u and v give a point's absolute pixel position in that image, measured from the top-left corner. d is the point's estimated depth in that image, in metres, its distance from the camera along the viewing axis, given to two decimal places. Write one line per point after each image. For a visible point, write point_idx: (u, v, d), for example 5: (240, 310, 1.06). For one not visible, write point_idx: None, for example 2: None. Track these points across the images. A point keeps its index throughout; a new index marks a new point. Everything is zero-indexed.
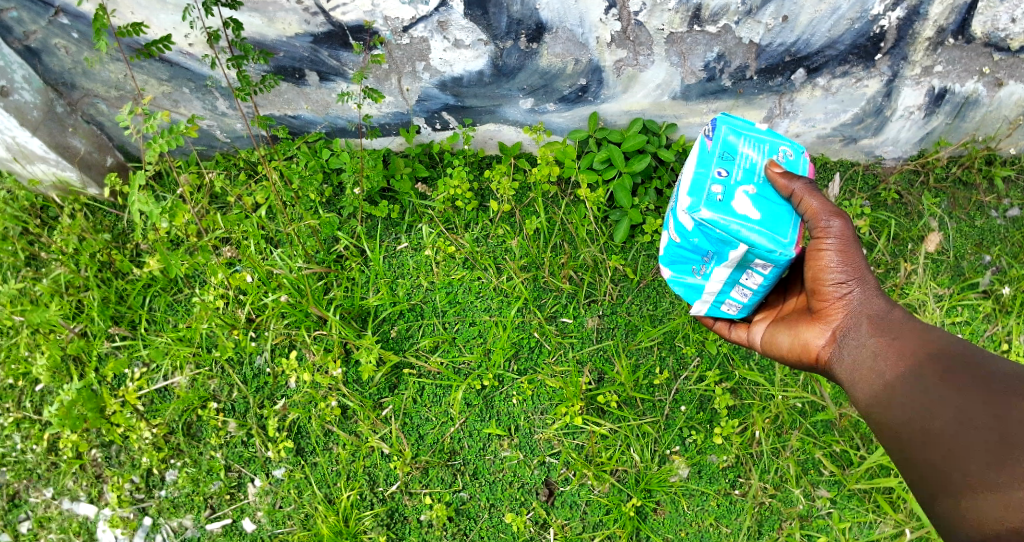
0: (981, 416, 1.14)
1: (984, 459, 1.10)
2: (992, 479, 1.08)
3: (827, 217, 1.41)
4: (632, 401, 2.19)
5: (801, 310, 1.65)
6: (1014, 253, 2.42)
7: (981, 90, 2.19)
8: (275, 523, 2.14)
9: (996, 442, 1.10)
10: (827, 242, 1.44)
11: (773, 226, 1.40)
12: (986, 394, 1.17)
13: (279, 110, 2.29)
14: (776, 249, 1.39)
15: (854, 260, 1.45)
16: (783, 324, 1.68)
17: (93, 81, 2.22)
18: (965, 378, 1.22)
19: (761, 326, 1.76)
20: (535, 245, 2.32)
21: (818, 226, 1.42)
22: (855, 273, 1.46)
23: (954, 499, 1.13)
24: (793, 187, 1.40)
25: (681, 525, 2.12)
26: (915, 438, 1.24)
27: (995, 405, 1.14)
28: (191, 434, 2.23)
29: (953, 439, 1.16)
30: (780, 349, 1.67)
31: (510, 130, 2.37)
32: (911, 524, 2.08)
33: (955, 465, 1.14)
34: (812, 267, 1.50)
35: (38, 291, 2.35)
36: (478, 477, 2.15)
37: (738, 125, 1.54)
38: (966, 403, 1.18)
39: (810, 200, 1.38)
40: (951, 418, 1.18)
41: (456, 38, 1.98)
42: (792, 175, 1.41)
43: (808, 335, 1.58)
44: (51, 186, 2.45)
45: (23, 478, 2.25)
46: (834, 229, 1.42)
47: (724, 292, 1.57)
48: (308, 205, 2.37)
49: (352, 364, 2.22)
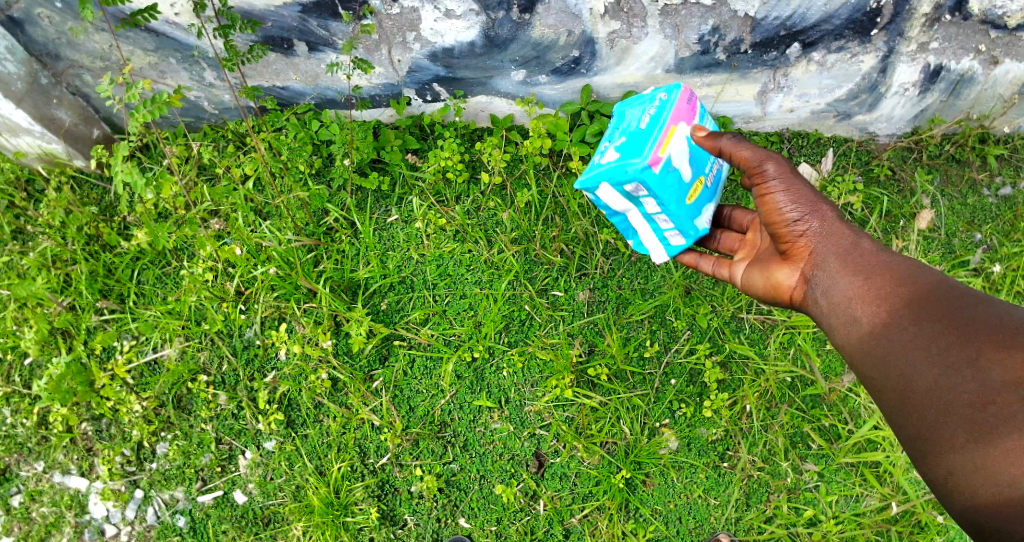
0: (964, 380, 1.11)
1: (970, 428, 1.08)
2: (983, 457, 1.05)
3: (760, 163, 1.43)
4: (622, 374, 2.20)
5: (772, 248, 1.60)
6: (1005, 232, 2.43)
7: (977, 68, 2.17)
8: (267, 494, 2.16)
9: (980, 412, 1.08)
10: (768, 184, 1.44)
11: (628, 153, 1.37)
12: (969, 351, 1.13)
13: (267, 81, 2.26)
14: (629, 171, 1.35)
15: (803, 200, 1.43)
16: (757, 264, 1.62)
17: (78, 52, 2.18)
18: (943, 328, 1.19)
19: (741, 267, 1.69)
20: (526, 217, 2.30)
21: (751, 173, 1.46)
22: (811, 212, 1.43)
23: (944, 472, 1.12)
24: (719, 145, 1.45)
25: (670, 497, 2.14)
26: (897, 398, 1.22)
27: (979, 367, 1.11)
28: (181, 407, 2.23)
29: (938, 401, 1.14)
30: (755, 290, 1.63)
31: (502, 102, 2.35)
32: (896, 498, 2.12)
33: (942, 437, 1.12)
34: (764, 210, 1.47)
35: (25, 264, 2.33)
36: (469, 448, 2.16)
37: (632, 102, 1.52)
38: (951, 362, 1.14)
39: (739, 152, 1.42)
40: (936, 380, 1.15)
41: (447, 9, 1.95)
42: (713, 135, 1.45)
43: (778, 274, 1.54)
44: (37, 159, 2.41)
45: (13, 452, 2.24)
46: (770, 172, 1.43)
47: (656, 226, 1.57)
48: (297, 177, 2.33)
49: (342, 336, 2.21)
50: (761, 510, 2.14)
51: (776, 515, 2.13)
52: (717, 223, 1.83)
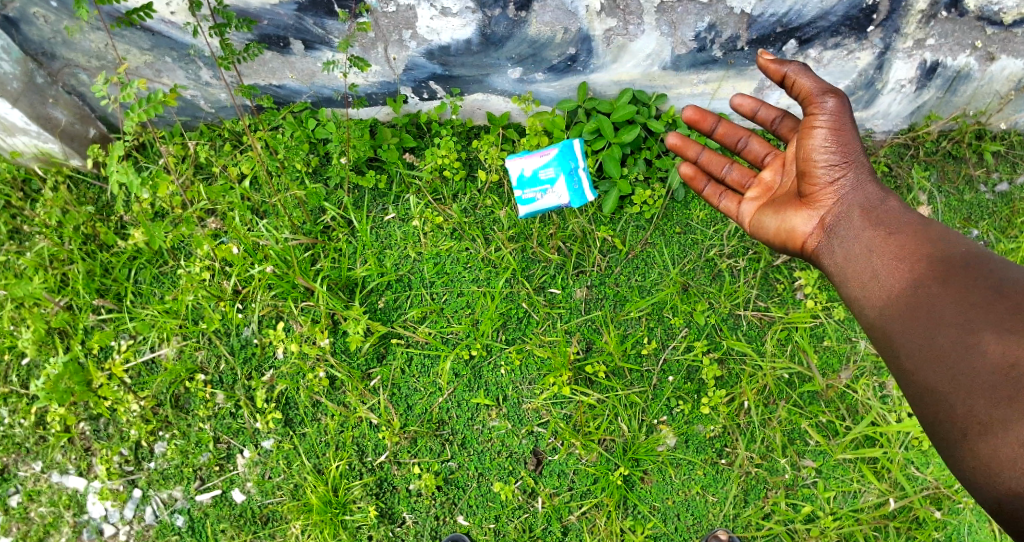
0: (984, 336, 1.31)
1: (995, 395, 1.25)
2: (1004, 416, 1.22)
3: (821, 96, 1.58)
4: (620, 371, 2.20)
5: (789, 194, 1.77)
6: (1002, 227, 2.43)
7: (973, 65, 2.19)
8: (265, 493, 2.16)
9: (1003, 374, 1.25)
10: (819, 119, 1.59)
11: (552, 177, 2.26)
12: (994, 312, 1.32)
13: (263, 79, 2.25)
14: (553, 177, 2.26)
15: (846, 144, 1.59)
16: (771, 207, 1.80)
17: (74, 51, 2.17)
18: (972, 290, 1.38)
19: (750, 206, 1.88)
20: (523, 215, 2.31)
21: (805, 104, 1.61)
22: (846, 159, 1.60)
23: (960, 431, 1.28)
24: (785, 71, 1.62)
25: (669, 494, 2.14)
26: (916, 354, 1.39)
27: (1004, 327, 1.29)
28: (179, 406, 2.23)
29: (960, 362, 1.31)
30: (766, 232, 1.80)
31: (498, 99, 2.34)
32: (894, 494, 2.13)
33: (961, 393, 1.29)
34: (804, 149, 1.63)
35: (22, 264, 2.33)
36: (467, 446, 2.16)
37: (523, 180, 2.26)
38: (970, 320, 1.34)
39: (803, 80, 1.59)
40: (960, 341, 1.33)
41: (443, 6, 1.96)
42: (783, 61, 1.62)
43: (795, 221, 1.71)
44: (34, 158, 2.41)
45: (11, 452, 2.23)
46: (828, 106, 1.57)
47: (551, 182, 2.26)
48: (294, 175, 2.33)
49: (340, 335, 2.21)
50: (759, 507, 2.14)
51: (774, 512, 2.14)
52: (723, 161, 1.98)
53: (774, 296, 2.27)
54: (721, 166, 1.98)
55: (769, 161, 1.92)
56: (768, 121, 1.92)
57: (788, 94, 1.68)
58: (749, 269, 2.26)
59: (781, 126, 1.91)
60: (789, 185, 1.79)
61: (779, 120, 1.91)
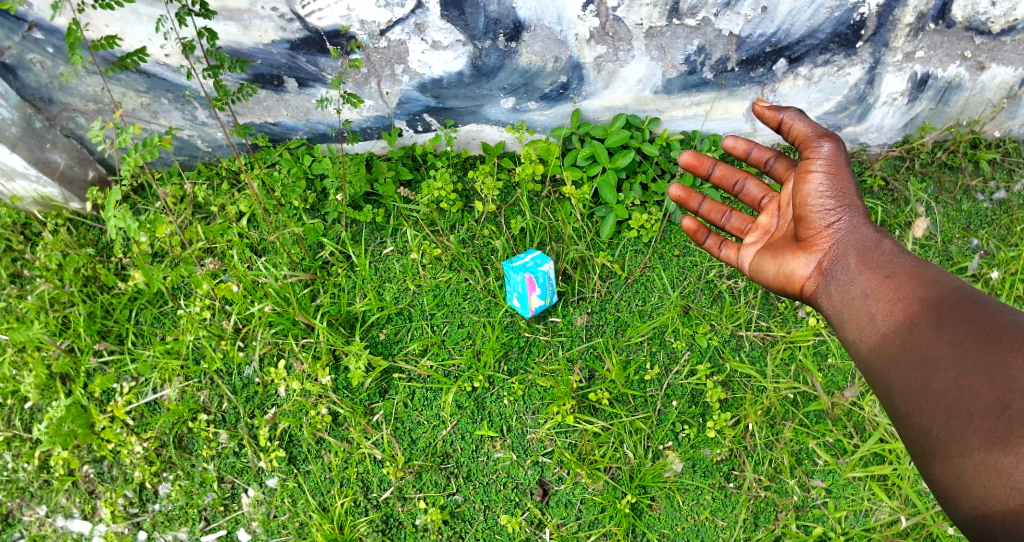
0: (979, 382, 1.27)
1: (987, 436, 1.21)
2: (997, 459, 1.17)
3: (816, 139, 1.61)
4: (624, 398, 2.18)
5: (787, 239, 1.77)
6: (1002, 236, 2.39)
7: (964, 74, 2.20)
8: (270, 533, 2.09)
9: (998, 417, 1.22)
10: (816, 164, 1.60)
11: (545, 271, 2.07)
12: (989, 356, 1.30)
13: (258, 117, 2.28)
14: (548, 266, 2.08)
15: (841, 187, 1.59)
16: (771, 252, 1.79)
17: (71, 95, 2.20)
18: (967, 333, 1.36)
19: (751, 251, 1.88)
20: (521, 244, 2.33)
21: (803, 149, 1.63)
22: (843, 201, 1.59)
23: (952, 472, 1.23)
24: (780, 117, 1.66)
25: (678, 520, 2.08)
26: (911, 396, 1.36)
27: (997, 371, 1.27)
28: (183, 447, 2.20)
29: (954, 403, 1.28)
30: (765, 276, 1.80)
31: (492, 129, 2.37)
32: (906, 511, 2.06)
33: (955, 437, 1.25)
34: (800, 194, 1.64)
35: (23, 308, 2.32)
36: (472, 479, 2.12)
37: (518, 277, 2.04)
38: (966, 365, 1.31)
39: (799, 125, 1.64)
40: (953, 383, 1.30)
41: (434, 40, 1.97)
42: (778, 107, 1.66)
43: (793, 265, 1.70)
44: (33, 203, 2.43)
45: (16, 497, 2.19)
46: (823, 151, 1.59)
47: (544, 276, 2.08)
48: (291, 213, 2.36)
49: (341, 371, 2.21)
50: (771, 530, 2.07)
51: (784, 535, 2.07)
52: (726, 208, 2.00)
53: (775, 316, 2.29)
54: (721, 214, 2.00)
55: (767, 204, 1.91)
56: (761, 161, 1.89)
57: (785, 139, 1.71)
58: (748, 289, 2.29)
59: (775, 167, 1.88)
60: (787, 228, 1.79)
61: (773, 160, 1.88)
